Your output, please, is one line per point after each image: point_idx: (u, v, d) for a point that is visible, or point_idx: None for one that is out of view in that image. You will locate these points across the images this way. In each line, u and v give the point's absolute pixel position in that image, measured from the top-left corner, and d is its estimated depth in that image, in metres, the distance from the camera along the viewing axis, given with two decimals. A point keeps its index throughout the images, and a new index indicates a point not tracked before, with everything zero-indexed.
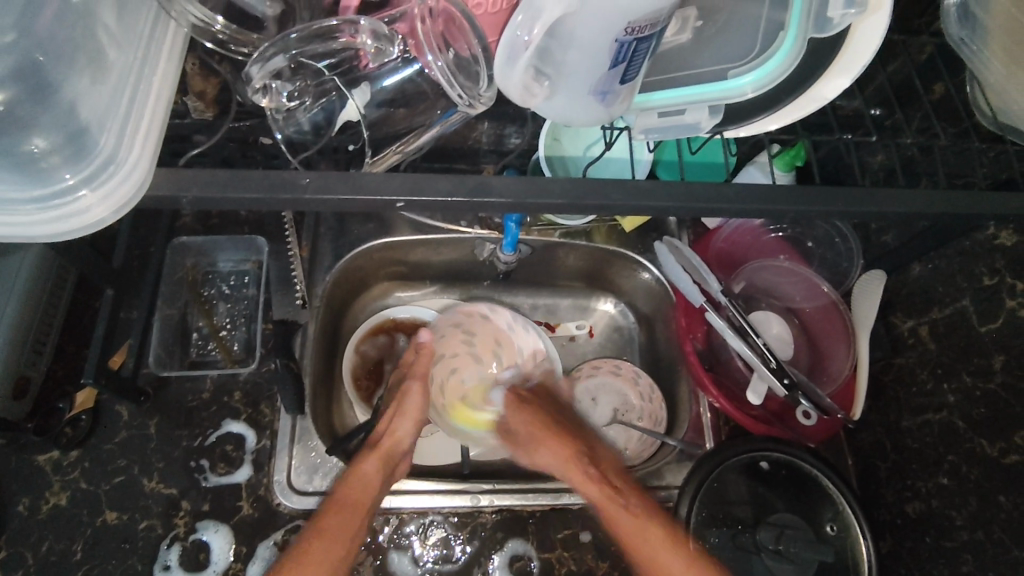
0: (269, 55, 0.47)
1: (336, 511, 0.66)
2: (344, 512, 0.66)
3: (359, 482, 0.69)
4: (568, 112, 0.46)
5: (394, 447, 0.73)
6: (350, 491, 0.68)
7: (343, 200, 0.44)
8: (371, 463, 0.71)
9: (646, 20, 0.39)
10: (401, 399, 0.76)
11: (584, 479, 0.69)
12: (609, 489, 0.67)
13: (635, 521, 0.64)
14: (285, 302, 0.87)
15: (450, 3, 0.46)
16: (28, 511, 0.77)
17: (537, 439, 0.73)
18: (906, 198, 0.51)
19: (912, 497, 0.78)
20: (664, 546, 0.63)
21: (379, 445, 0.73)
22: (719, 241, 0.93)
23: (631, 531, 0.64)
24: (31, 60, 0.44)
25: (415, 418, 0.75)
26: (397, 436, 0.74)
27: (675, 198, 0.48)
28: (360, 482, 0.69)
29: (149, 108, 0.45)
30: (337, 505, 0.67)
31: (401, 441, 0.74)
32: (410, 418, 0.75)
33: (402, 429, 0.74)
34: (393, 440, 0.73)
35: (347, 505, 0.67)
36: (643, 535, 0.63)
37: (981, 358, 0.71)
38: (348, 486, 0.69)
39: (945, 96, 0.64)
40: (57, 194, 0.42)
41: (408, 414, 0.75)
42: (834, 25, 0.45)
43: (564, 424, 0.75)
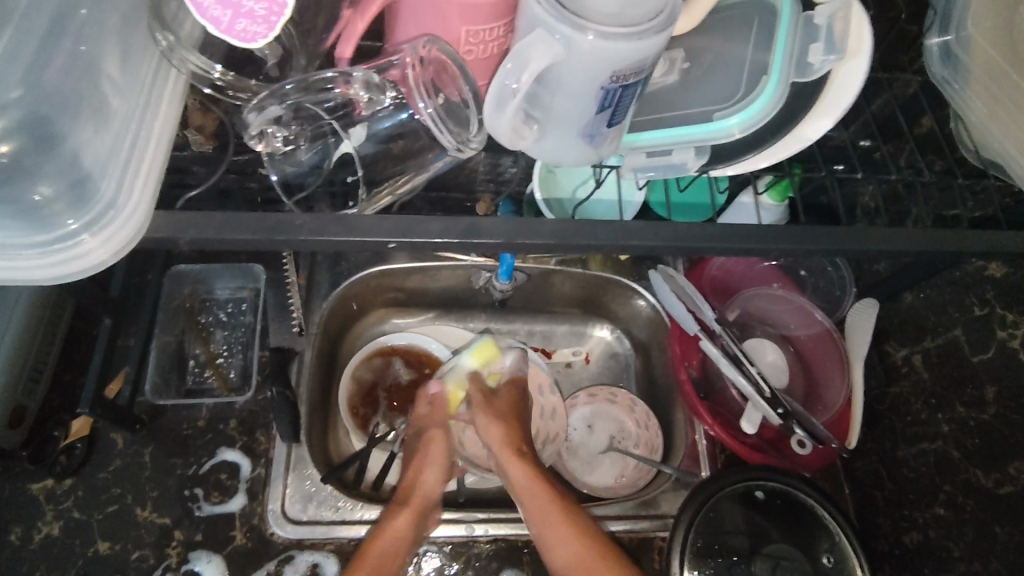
0: (266, 103, 0.50)
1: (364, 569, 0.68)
2: (376, 562, 0.69)
3: (391, 538, 0.71)
4: (557, 152, 0.47)
5: (425, 498, 0.76)
6: (380, 547, 0.70)
7: (337, 240, 0.45)
8: (403, 515, 0.73)
9: (631, 68, 0.40)
10: (426, 442, 0.80)
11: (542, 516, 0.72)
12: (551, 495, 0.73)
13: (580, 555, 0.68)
14: (281, 328, 0.85)
15: (441, 52, 0.48)
16: (20, 541, 0.77)
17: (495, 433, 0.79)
18: (893, 235, 0.52)
19: (910, 528, 0.78)
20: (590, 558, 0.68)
21: (410, 501, 0.74)
22: (713, 269, 0.94)
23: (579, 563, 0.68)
24: (37, 113, 0.44)
25: (437, 464, 0.79)
26: (424, 487, 0.76)
27: (662, 237, 0.48)
28: (389, 533, 0.71)
29: (148, 152, 0.46)
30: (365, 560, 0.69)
31: (429, 492, 0.76)
32: (436, 468, 0.78)
33: (427, 478, 0.77)
34: (421, 492, 0.76)
35: (380, 562, 0.69)
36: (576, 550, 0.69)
37: (975, 389, 0.71)
38: (377, 539, 0.71)
39: (931, 130, 0.65)
40: (58, 239, 0.43)
41: (431, 460, 0.79)
42: (815, 69, 0.47)
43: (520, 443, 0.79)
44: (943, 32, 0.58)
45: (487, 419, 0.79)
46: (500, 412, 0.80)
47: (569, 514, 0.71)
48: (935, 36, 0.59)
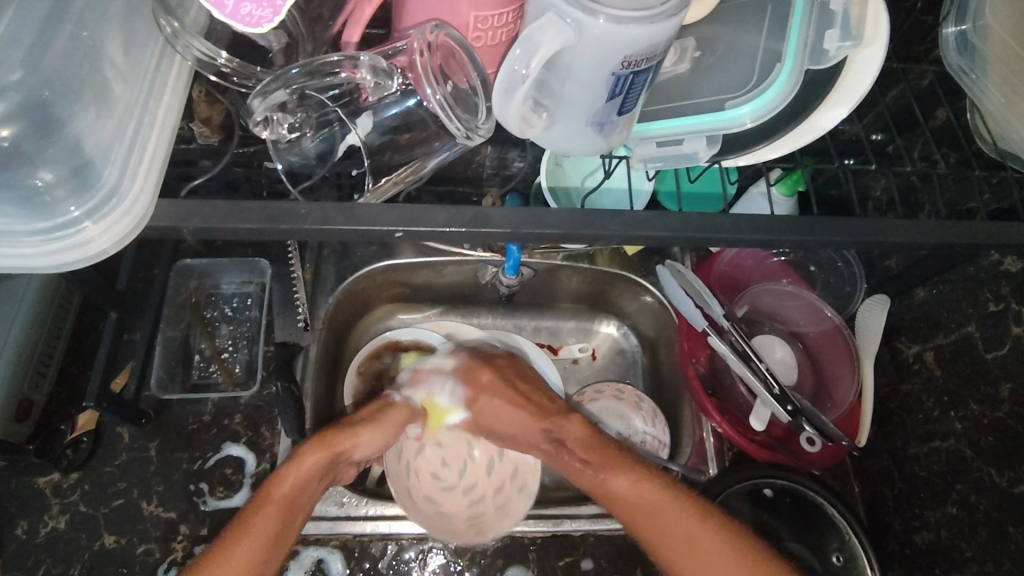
0: (271, 89, 0.49)
1: (263, 512, 0.59)
2: (277, 508, 0.59)
3: (302, 475, 0.61)
4: (567, 142, 0.46)
5: (348, 448, 0.66)
6: (290, 485, 0.60)
7: (342, 230, 0.45)
8: (320, 454, 0.62)
9: (642, 54, 0.39)
10: (377, 412, 0.71)
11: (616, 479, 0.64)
12: (579, 463, 0.67)
13: (629, 489, 0.63)
14: (287, 323, 0.86)
15: (449, 38, 0.47)
16: (26, 534, 0.77)
17: (521, 424, 0.70)
18: (906, 228, 0.51)
19: (921, 527, 0.77)
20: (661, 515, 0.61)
21: (332, 441, 0.64)
22: (722, 264, 0.92)
23: (630, 497, 0.63)
24: (37, 97, 0.43)
25: (377, 433, 0.69)
26: (358, 441, 0.67)
27: (672, 228, 0.48)
28: (300, 473, 0.61)
29: (151, 139, 0.46)
30: (273, 502, 0.59)
31: (359, 447, 0.67)
32: (382, 434, 0.70)
33: (366, 439, 0.68)
34: (353, 442, 0.66)
35: (286, 500, 0.60)
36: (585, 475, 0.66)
37: (989, 386, 0.70)
38: (287, 474, 0.61)
39: (947, 122, 0.64)
40: (61, 225, 0.43)
41: (380, 425, 0.70)
42: (830, 56, 0.46)
43: (535, 395, 0.72)
44: (961, 22, 0.57)
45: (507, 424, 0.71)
46: (508, 406, 0.71)
47: (630, 464, 0.65)
48: (951, 26, 0.58)
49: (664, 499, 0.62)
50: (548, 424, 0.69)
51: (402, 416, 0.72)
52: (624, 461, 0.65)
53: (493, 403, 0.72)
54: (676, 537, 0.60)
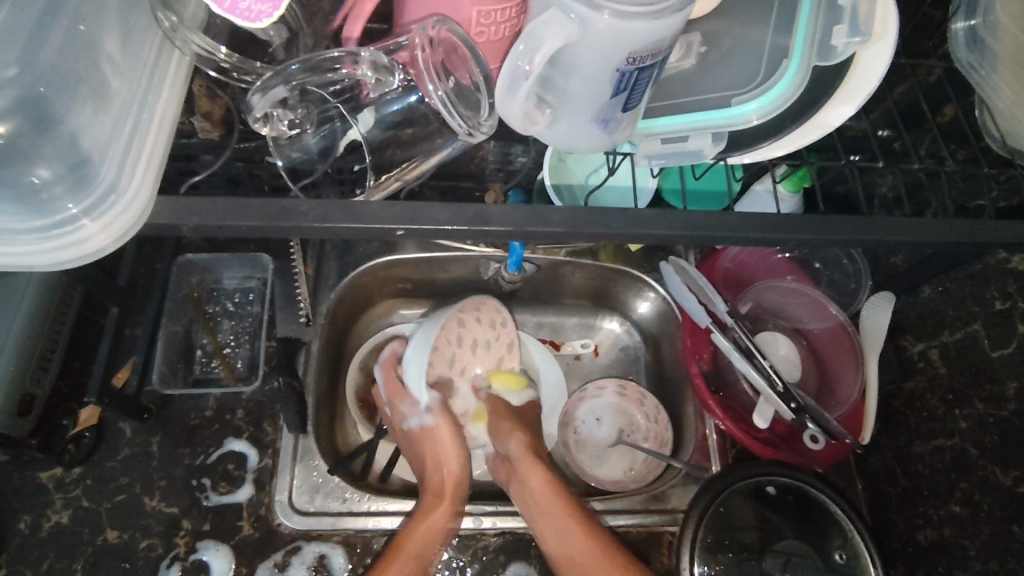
0: (270, 85, 0.47)
1: (400, 563, 0.71)
2: (405, 559, 0.71)
3: (426, 531, 0.73)
4: (570, 139, 0.46)
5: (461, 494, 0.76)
6: (417, 541, 0.72)
7: (343, 226, 0.44)
8: (440, 510, 0.74)
9: (647, 50, 0.39)
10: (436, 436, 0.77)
11: (554, 521, 0.74)
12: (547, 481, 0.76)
13: (582, 549, 0.72)
14: (289, 318, 0.86)
15: (451, 34, 0.46)
16: (29, 529, 0.77)
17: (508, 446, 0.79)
18: (915, 226, 0.50)
19: (924, 525, 0.76)
20: (576, 538, 0.73)
21: (448, 498, 0.75)
22: (726, 261, 0.92)
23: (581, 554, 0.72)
24: (33, 93, 0.43)
25: (460, 453, 0.77)
26: (458, 483, 0.76)
27: (677, 226, 0.47)
28: (425, 527, 0.73)
29: (150, 135, 0.46)
30: (398, 556, 0.71)
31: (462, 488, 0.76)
32: (460, 457, 0.77)
33: (466, 475, 0.77)
34: (455, 489, 0.76)
35: (416, 556, 0.72)
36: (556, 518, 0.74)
37: (994, 384, 0.70)
38: (414, 531, 0.73)
39: (955, 118, 0.63)
40: (60, 224, 0.42)
41: (454, 449, 0.77)
42: (840, 52, 0.45)
43: (528, 423, 0.82)
44: (970, 17, 0.56)
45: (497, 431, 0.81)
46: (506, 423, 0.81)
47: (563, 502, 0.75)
48: (960, 22, 0.57)
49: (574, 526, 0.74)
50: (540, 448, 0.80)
51: (450, 433, 0.77)
52: (573, 511, 0.74)
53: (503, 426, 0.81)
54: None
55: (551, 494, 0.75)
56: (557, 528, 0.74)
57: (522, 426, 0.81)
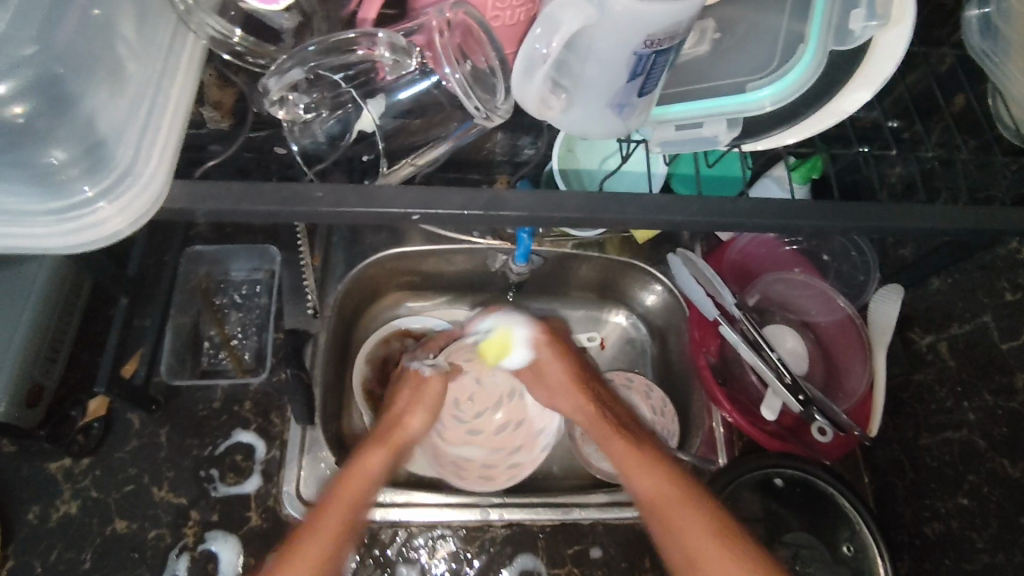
0: (286, 67, 0.48)
1: (333, 507, 0.65)
2: (344, 505, 0.65)
3: (364, 473, 0.69)
4: (585, 125, 0.45)
5: (405, 437, 0.75)
6: (356, 480, 0.68)
7: (356, 212, 0.44)
8: (379, 452, 0.71)
9: (664, 33, 0.39)
10: (416, 394, 0.78)
11: (644, 470, 0.68)
12: (611, 425, 0.73)
13: (661, 488, 0.66)
14: (296, 310, 0.87)
15: (467, 17, 0.46)
16: (38, 519, 0.77)
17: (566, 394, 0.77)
18: (927, 214, 0.50)
19: (931, 517, 0.76)
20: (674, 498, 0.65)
21: (391, 440, 0.73)
22: (734, 252, 0.92)
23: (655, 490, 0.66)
24: (50, 73, 0.43)
25: (426, 411, 0.77)
26: (409, 429, 0.76)
27: (691, 212, 0.47)
28: (362, 469, 0.69)
29: (166, 119, 0.46)
30: (337, 500, 0.66)
31: (411, 431, 0.76)
32: (426, 410, 0.77)
33: (416, 421, 0.76)
34: (403, 432, 0.75)
35: (352, 497, 0.66)
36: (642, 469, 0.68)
37: (1004, 376, 0.69)
38: (350, 475, 0.68)
39: (966, 107, 0.63)
40: (75, 206, 0.42)
41: (423, 403, 0.78)
42: (856, 37, 0.44)
43: (587, 373, 0.79)
44: (984, 4, 0.56)
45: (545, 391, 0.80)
46: (553, 381, 0.79)
47: (647, 455, 0.69)
48: (974, 9, 0.57)
49: (671, 489, 0.66)
50: (600, 396, 0.77)
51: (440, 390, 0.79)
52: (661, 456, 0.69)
53: (556, 376, 0.78)
54: (683, 527, 0.63)
55: (614, 434, 0.72)
56: (648, 474, 0.68)
57: (584, 380, 0.77)
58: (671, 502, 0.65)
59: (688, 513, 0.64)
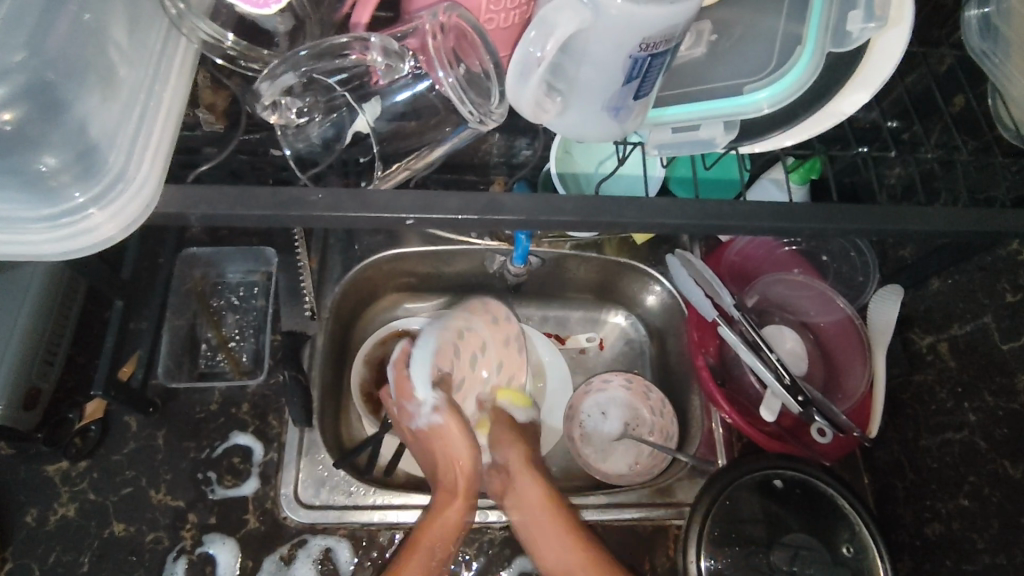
0: (279, 72, 0.48)
1: (418, 551, 0.71)
2: (420, 555, 0.71)
3: (443, 524, 0.72)
4: (581, 128, 0.45)
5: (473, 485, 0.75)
6: (430, 534, 0.72)
7: (351, 216, 0.44)
8: (453, 504, 0.73)
9: (660, 36, 0.38)
10: (450, 433, 0.75)
11: (551, 546, 0.74)
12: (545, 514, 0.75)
13: (569, 565, 0.73)
14: (295, 313, 0.84)
15: (462, 20, 0.46)
16: (36, 522, 0.77)
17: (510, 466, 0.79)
18: (928, 216, 0.50)
19: (932, 519, 0.76)
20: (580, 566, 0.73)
21: (460, 490, 0.74)
22: (732, 254, 0.92)
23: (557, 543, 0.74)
24: (41, 80, 0.43)
25: (468, 446, 0.75)
26: (469, 474, 0.75)
27: (689, 215, 0.47)
28: (437, 524, 0.72)
29: (158, 123, 0.46)
30: (417, 549, 0.71)
31: (473, 478, 0.75)
32: (465, 448, 0.75)
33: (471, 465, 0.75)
34: (468, 479, 0.74)
35: (431, 544, 0.71)
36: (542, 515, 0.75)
37: (1004, 377, 0.69)
38: (427, 527, 0.72)
39: (966, 108, 0.63)
40: (67, 212, 0.42)
41: (462, 443, 0.75)
42: (854, 38, 0.44)
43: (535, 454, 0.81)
44: (983, 4, 0.56)
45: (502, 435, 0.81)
46: (509, 452, 0.80)
47: (573, 534, 0.75)
48: (973, 9, 0.56)
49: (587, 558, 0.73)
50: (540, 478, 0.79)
51: (459, 427, 0.76)
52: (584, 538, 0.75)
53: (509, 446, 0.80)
54: None
55: (546, 517, 0.75)
56: (557, 549, 0.74)
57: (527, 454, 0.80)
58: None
59: None
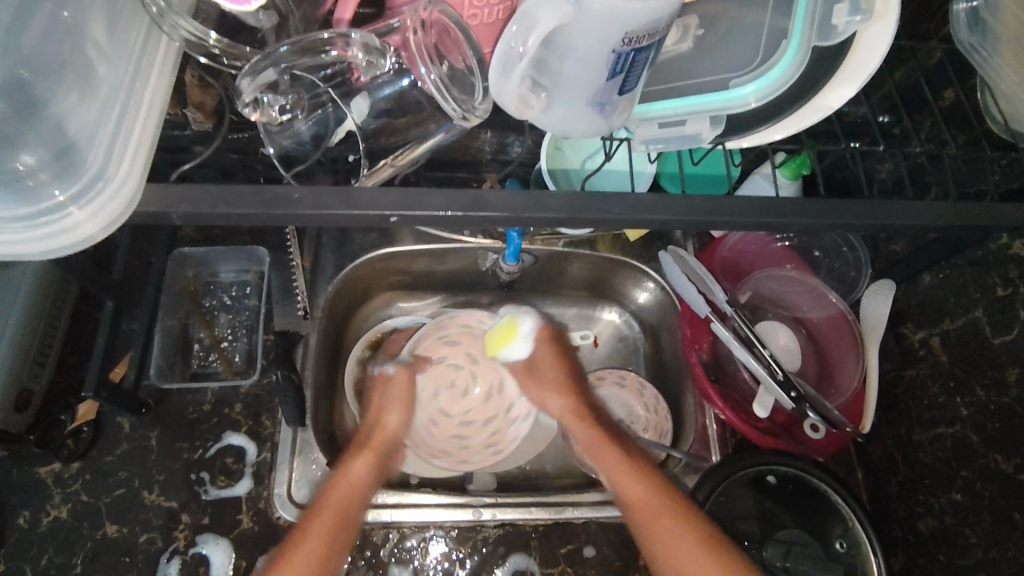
0: (260, 68, 0.47)
1: (321, 512, 0.66)
2: (332, 509, 0.66)
3: (349, 479, 0.70)
4: (567, 125, 0.45)
5: (388, 441, 0.76)
6: (337, 490, 0.68)
7: (336, 215, 0.44)
8: (363, 458, 0.72)
9: (643, 30, 0.38)
10: (386, 391, 0.79)
11: (611, 460, 0.72)
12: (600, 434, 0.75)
13: (634, 496, 0.69)
14: (287, 313, 0.86)
15: (444, 15, 0.46)
16: (29, 524, 0.77)
17: (550, 388, 0.78)
18: (916, 210, 0.50)
19: (925, 513, 0.76)
20: (652, 505, 0.67)
21: (371, 443, 0.74)
22: (725, 250, 0.91)
23: (640, 498, 0.68)
24: (16, 77, 0.45)
25: (404, 405, 0.78)
26: (386, 426, 0.76)
27: (676, 211, 0.47)
28: (349, 475, 0.70)
29: (139, 121, 0.45)
30: (323, 509, 0.66)
31: (393, 431, 0.76)
32: (402, 404, 0.78)
33: (394, 414, 0.77)
34: (385, 432, 0.76)
35: (338, 503, 0.67)
36: (604, 459, 0.73)
37: (996, 371, 0.69)
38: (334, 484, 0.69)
39: (956, 102, 0.63)
40: (46, 212, 0.42)
41: (396, 401, 0.78)
42: (839, 32, 0.44)
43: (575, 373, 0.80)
44: None
45: (537, 388, 0.79)
46: (547, 377, 0.79)
47: (635, 465, 0.71)
48: (963, 2, 0.56)
49: (648, 482, 0.69)
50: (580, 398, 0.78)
51: (406, 383, 0.79)
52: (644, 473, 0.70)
53: (546, 374, 0.79)
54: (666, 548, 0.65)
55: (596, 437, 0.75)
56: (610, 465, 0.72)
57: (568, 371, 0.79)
58: (646, 508, 0.67)
59: (671, 529, 0.65)
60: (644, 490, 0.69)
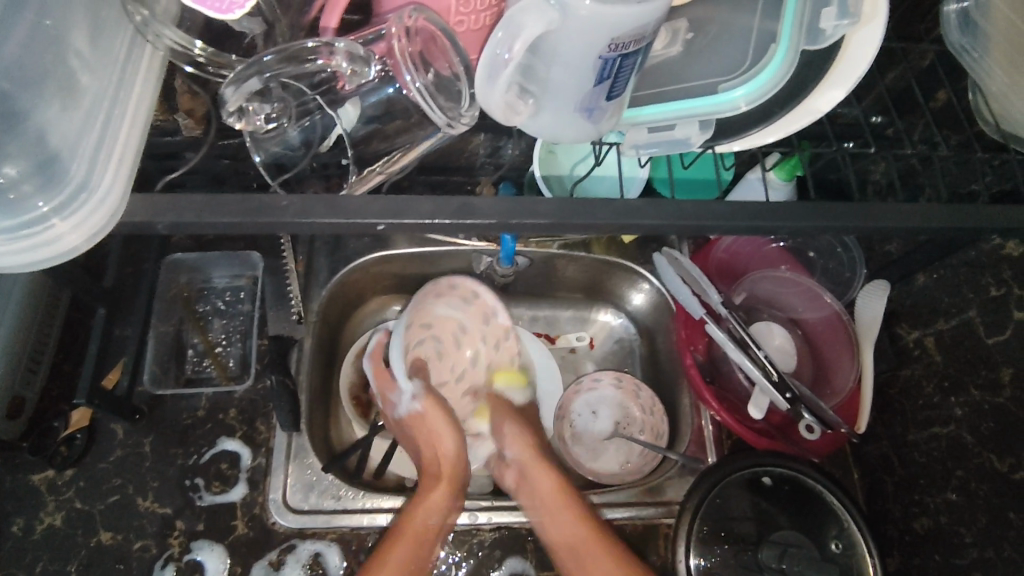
0: (245, 76, 0.45)
1: (402, 541, 0.72)
2: (407, 539, 0.72)
3: (426, 510, 0.74)
4: (556, 129, 0.45)
5: (455, 471, 0.78)
6: (413, 521, 0.73)
7: (323, 222, 0.43)
8: (437, 489, 0.75)
9: (629, 36, 0.38)
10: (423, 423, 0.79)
11: (556, 511, 0.77)
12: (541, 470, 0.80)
13: (562, 526, 0.75)
14: (280, 316, 0.84)
15: (428, 22, 0.46)
16: (22, 531, 0.77)
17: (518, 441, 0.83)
18: (907, 212, 0.50)
19: (920, 513, 0.76)
20: (577, 531, 0.75)
21: (442, 475, 0.77)
22: (720, 251, 0.91)
23: (565, 526, 0.75)
24: None
25: (453, 430, 0.79)
26: (445, 456, 0.78)
27: (665, 216, 0.46)
28: (425, 506, 0.74)
29: (123, 131, 0.45)
30: (400, 537, 0.72)
31: (451, 459, 0.78)
32: (446, 432, 0.79)
33: (451, 442, 0.78)
34: (447, 460, 0.78)
35: (416, 533, 0.73)
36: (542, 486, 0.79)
37: (989, 370, 0.69)
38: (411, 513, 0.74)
39: (948, 103, 0.63)
40: (28, 223, 0.41)
41: (445, 430, 0.79)
42: (828, 35, 0.45)
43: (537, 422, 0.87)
44: None
45: (512, 426, 0.85)
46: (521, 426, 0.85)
47: (566, 497, 0.78)
48: (952, 3, 0.56)
49: (575, 507, 0.77)
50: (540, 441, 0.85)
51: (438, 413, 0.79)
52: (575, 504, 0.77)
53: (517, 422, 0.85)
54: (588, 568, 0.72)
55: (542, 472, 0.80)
56: (547, 499, 0.78)
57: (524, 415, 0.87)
58: (573, 534, 0.75)
59: (597, 554, 0.73)
60: (567, 519, 0.76)
